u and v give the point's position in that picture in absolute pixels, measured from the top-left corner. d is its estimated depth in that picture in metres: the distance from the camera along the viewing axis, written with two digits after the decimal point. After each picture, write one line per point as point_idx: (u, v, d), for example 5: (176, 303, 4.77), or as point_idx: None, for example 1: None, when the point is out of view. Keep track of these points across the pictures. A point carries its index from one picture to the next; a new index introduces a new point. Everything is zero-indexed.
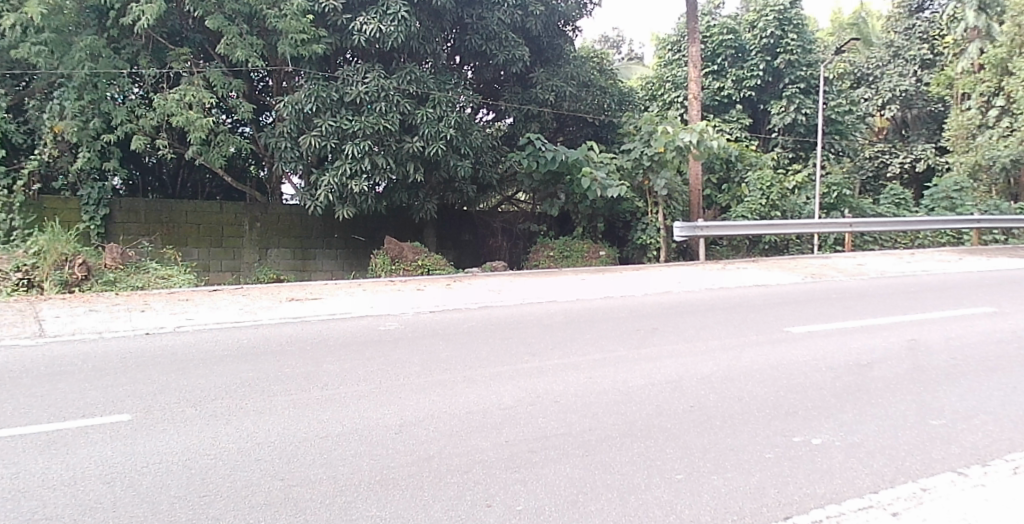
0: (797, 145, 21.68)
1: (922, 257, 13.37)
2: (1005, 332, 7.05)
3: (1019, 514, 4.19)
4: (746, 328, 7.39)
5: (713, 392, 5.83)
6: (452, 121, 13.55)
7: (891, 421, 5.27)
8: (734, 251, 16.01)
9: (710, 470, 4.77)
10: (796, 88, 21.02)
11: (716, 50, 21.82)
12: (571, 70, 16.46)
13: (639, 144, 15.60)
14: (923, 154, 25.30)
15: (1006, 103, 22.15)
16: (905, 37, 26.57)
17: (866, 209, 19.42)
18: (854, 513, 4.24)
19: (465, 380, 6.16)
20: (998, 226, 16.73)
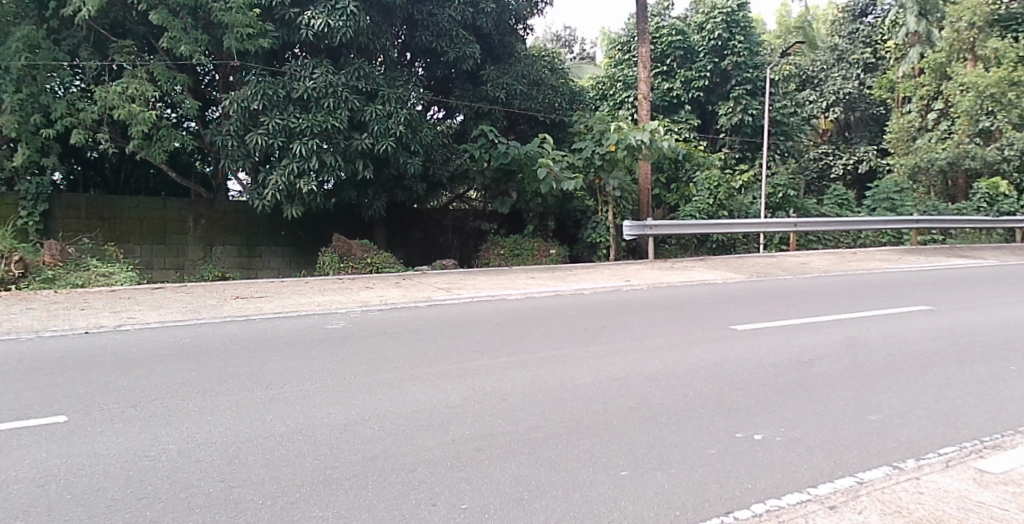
0: (745, 145, 22.11)
1: (861, 256, 13.66)
2: (938, 330, 7.24)
3: (951, 504, 4.29)
4: (687, 326, 7.45)
5: (659, 389, 5.86)
6: (401, 117, 13.61)
7: (831, 416, 5.36)
8: (683, 250, 16.23)
9: (654, 467, 4.79)
10: (742, 89, 21.39)
11: (665, 51, 22.15)
12: (522, 68, 16.42)
13: (591, 143, 15.65)
14: (865, 155, 26.21)
15: (945, 106, 23.02)
16: (848, 41, 27.11)
17: (811, 209, 19.80)
18: (794, 506, 4.30)
19: (411, 379, 6.09)
20: (936, 225, 17.19)
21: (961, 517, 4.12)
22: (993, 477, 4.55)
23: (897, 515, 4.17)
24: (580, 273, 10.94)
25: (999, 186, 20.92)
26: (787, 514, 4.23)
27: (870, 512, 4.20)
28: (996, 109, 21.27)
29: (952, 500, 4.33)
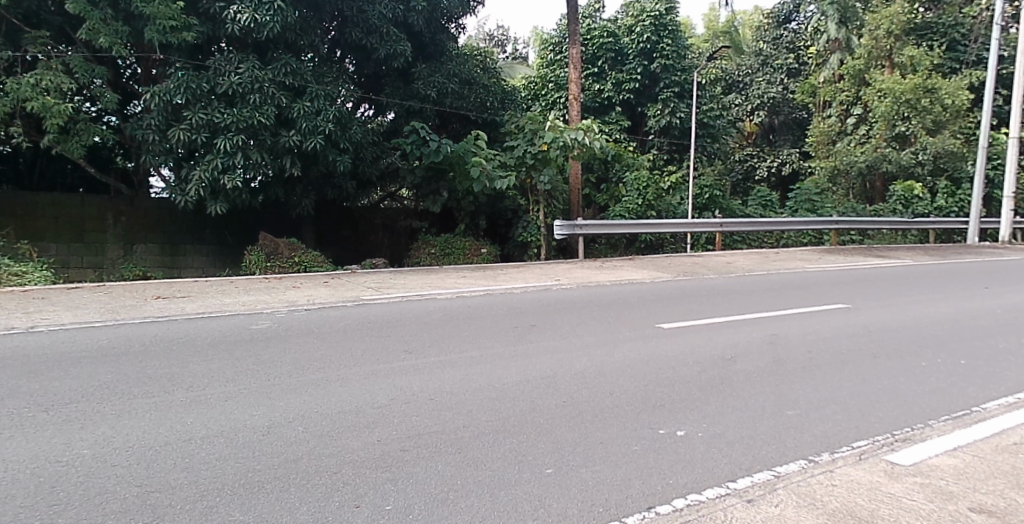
0: (673, 147, 22.67)
1: (783, 256, 14.01)
2: (851, 326, 7.49)
3: (863, 494, 4.42)
4: (612, 325, 7.53)
5: (585, 386, 5.90)
6: (331, 115, 13.41)
7: (751, 411, 5.47)
8: (612, 249, 16.54)
9: (578, 464, 4.81)
10: (670, 92, 21.81)
11: (596, 53, 22.48)
12: (453, 67, 16.58)
13: (523, 142, 15.74)
14: (788, 158, 26.50)
15: (863, 112, 24.03)
16: (772, 46, 28.16)
17: (737, 210, 20.19)
18: (712, 499, 4.38)
19: (339, 379, 6.00)
20: (855, 226, 17.70)
21: (872, 507, 4.25)
22: (903, 469, 4.72)
23: (812, 507, 4.27)
24: (510, 272, 10.97)
25: (914, 189, 21.72)
26: (706, 508, 4.29)
27: (785, 505, 4.29)
28: (912, 114, 22.40)
29: (865, 490, 4.47)
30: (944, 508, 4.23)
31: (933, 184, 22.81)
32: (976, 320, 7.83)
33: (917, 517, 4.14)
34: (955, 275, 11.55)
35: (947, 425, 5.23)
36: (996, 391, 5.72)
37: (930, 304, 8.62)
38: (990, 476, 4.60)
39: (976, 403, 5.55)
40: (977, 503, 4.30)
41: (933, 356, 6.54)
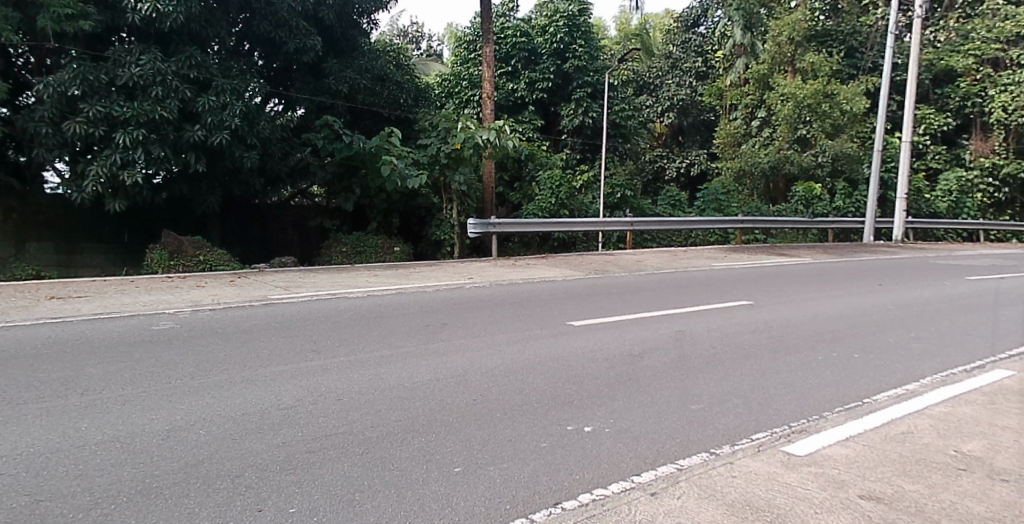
0: (585, 146, 23.20)
1: (690, 254, 14.41)
2: (747, 321, 7.76)
3: (759, 484, 4.56)
4: (518, 322, 7.59)
5: (495, 384, 5.90)
6: (237, 110, 13.21)
7: (657, 406, 5.58)
8: (525, 247, 16.94)
9: (487, 462, 4.81)
10: (583, 92, 22.21)
11: (509, 52, 22.48)
12: (365, 62, 16.56)
13: (436, 140, 15.70)
14: (697, 159, 27.57)
15: (767, 116, 24.95)
16: (682, 50, 28.92)
17: (647, 209, 20.63)
18: (616, 493, 4.45)
19: (243, 381, 5.85)
20: (758, 225, 18.33)
21: (768, 497, 4.38)
22: (799, 459, 4.89)
23: (712, 498, 4.37)
24: (423, 270, 10.92)
25: (814, 190, 22.61)
26: (611, 502, 4.34)
27: (687, 497, 4.38)
28: (813, 118, 23.08)
29: (762, 480, 4.60)
30: (836, 496, 4.40)
31: (831, 184, 23.88)
32: (867, 315, 8.23)
33: (810, 505, 4.30)
34: (845, 271, 12.14)
35: (841, 416, 5.45)
36: (885, 383, 6.01)
37: (826, 300, 9.01)
38: (878, 464, 4.81)
39: (868, 395, 5.81)
40: (867, 490, 4.48)
41: (829, 350, 6.83)
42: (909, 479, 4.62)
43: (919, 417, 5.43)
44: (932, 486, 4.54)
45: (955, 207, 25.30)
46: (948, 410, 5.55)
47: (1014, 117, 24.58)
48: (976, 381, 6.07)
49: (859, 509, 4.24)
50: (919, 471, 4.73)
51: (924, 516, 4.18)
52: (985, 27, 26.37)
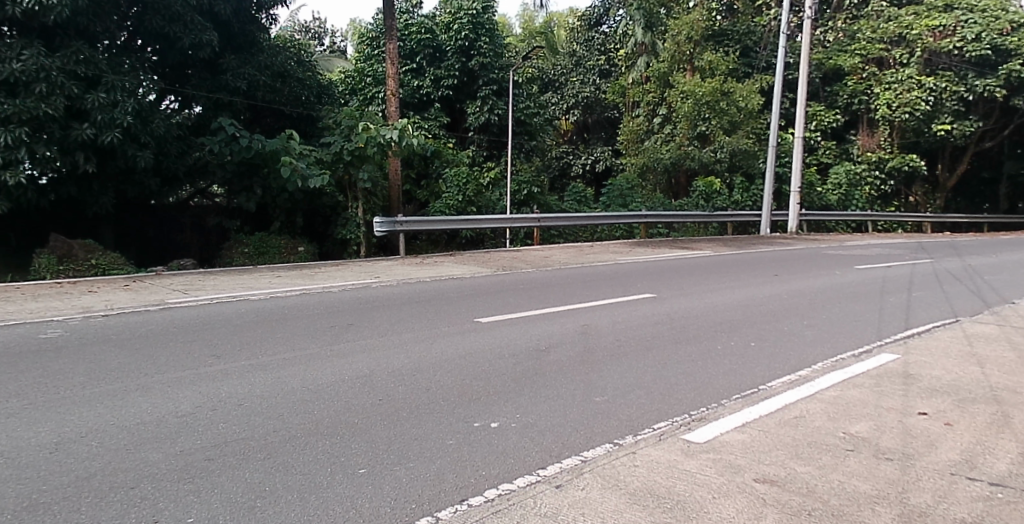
0: (491, 144, 23.58)
1: (596, 249, 14.70)
2: (646, 314, 7.97)
3: (658, 472, 4.66)
4: (423, 319, 7.61)
5: (401, 383, 5.88)
6: (129, 107, 12.82)
7: (562, 400, 5.67)
8: (434, 245, 16.76)
9: (393, 462, 4.77)
10: (488, 90, 22.62)
11: (414, 48, 22.38)
12: (266, 58, 16.66)
13: (340, 138, 15.97)
14: (602, 155, 27.96)
15: (667, 112, 24.95)
16: (586, 48, 29.70)
17: (554, 205, 20.91)
18: (520, 487, 4.48)
19: (138, 389, 5.65)
20: (660, 219, 18.90)
21: (669, 484, 4.49)
22: (698, 446, 5.03)
23: (615, 488, 4.45)
24: (330, 270, 10.77)
25: (714, 185, 23.06)
26: (517, 496, 4.37)
27: (591, 487, 4.45)
28: (711, 115, 23.73)
29: (662, 468, 4.71)
30: (733, 480, 4.54)
31: (730, 179, 24.65)
32: (764, 305, 8.59)
33: (708, 490, 4.42)
34: (739, 263, 12.63)
35: (738, 403, 5.64)
36: (780, 370, 6.26)
37: (725, 291, 9.34)
38: (773, 448, 5.00)
39: (764, 381, 6.04)
40: (762, 473, 4.65)
41: (728, 339, 7.10)
42: (801, 462, 4.81)
43: (811, 401, 5.68)
44: (822, 467, 4.74)
45: (844, 199, 26.34)
46: (837, 394, 5.83)
47: (897, 114, 25.84)
48: (863, 365, 6.40)
49: (754, 492, 4.39)
50: (810, 454, 4.93)
51: (814, 496, 4.36)
52: (870, 28, 27.97)
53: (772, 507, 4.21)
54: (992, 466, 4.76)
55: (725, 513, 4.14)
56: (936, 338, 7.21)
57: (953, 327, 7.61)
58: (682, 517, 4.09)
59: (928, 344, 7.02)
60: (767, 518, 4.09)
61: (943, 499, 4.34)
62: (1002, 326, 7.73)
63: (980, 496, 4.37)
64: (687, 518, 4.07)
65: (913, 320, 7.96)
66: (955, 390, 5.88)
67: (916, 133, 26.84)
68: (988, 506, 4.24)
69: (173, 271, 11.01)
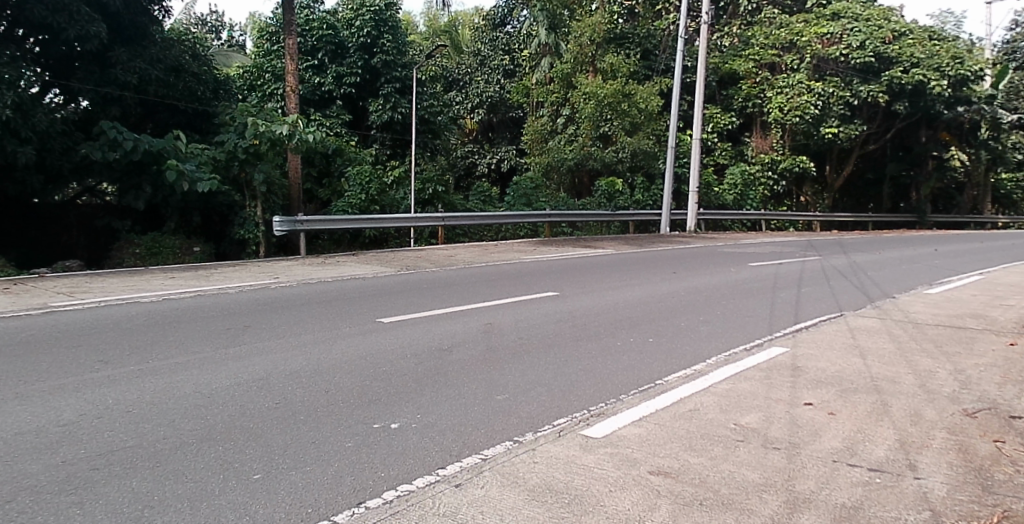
0: (394, 143, 23.52)
1: (500, 248, 14.82)
2: (547, 312, 8.11)
3: (557, 468, 4.71)
4: (323, 320, 7.55)
5: (299, 385, 5.82)
6: (8, 100, 12.55)
7: (463, 399, 5.70)
8: (336, 245, 17.12)
9: (288, 467, 4.66)
10: (391, 87, 22.75)
11: (315, 45, 22.41)
12: (157, 52, 16.33)
13: (233, 135, 15.47)
14: (506, 155, 28.78)
15: (570, 113, 25.34)
16: (490, 47, 29.58)
17: (459, 204, 20.93)
18: (418, 487, 4.45)
19: (17, 397, 5.38)
20: (562, 218, 19.15)
21: (567, 480, 4.54)
22: (596, 441, 5.12)
23: (514, 485, 4.47)
24: (227, 272, 10.47)
25: (616, 185, 23.51)
26: (416, 497, 4.32)
27: (490, 485, 4.46)
28: (613, 117, 24.27)
29: (560, 464, 4.77)
30: (629, 474, 4.64)
31: (631, 179, 25.19)
32: (662, 302, 8.85)
33: (605, 484, 4.49)
34: (640, 261, 12.91)
35: (635, 398, 5.79)
36: (675, 365, 6.48)
37: (624, 289, 9.59)
38: (668, 440, 5.13)
39: (660, 377, 6.22)
40: (657, 466, 4.76)
41: (627, 335, 7.30)
42: (694, 454, 4.95)
43: (704, 394, 5.87)
44: (713, 458, 4.89)
45: (739, 199, 27.29)
46: (729, 387, 6.05)
47: (788, 116, 26.89)
48: (754, 359, 6.68)
49: (648, 484, 4.49)
50: (703, 445, 5.08)
51: (705, 487, 4.49)
52: (762, 35, 29.02)
53: (665, 498, 4.31)
54: (870, 452, 5.02)
55: (622, 505, 4.21)
56: (822, 332, 7.58)
57: (839, 321, 8.02)
58: (578, 511, 4.12)
59: (816, 337, 7.38)
60: (661, 508, 4.18)
61: (826, 485, 4.54)
62: (883, 319, 8.19)
63: (860, 481, 4.60)
64: (583, 512, 4.11)
65: (803, 315, 8.35)
66: (838, 381, 6.19)
67: (806, 134, 27.66)
68: (867, 490, 4.46)
69: (61, 273, 10.49)
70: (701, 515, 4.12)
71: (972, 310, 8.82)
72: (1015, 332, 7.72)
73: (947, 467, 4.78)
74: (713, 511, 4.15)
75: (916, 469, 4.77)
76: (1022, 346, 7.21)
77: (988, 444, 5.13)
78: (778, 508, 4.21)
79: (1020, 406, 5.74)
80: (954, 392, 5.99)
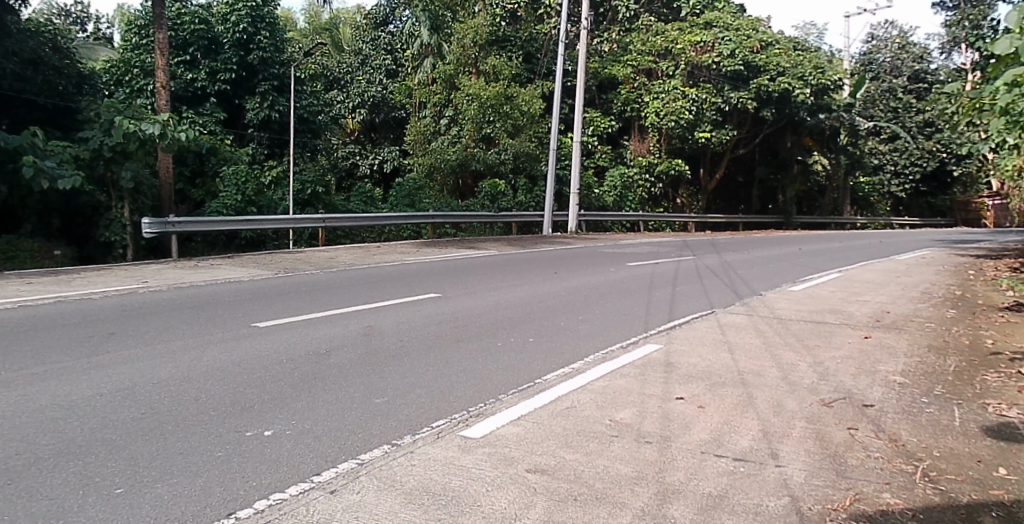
0: (271, 142, 23.05)
1: (381, 249, 14.74)
2: (427, 313, 8.23)
3: (435, 469, 4.70)
4: (195, 325, 7.37)
5: (168, 396, 5.66)
6: None
7: (341, 403, 5.69)
8: (210, 247, 16.43)
9: (153, 479, 4.42)
10: (269, 85, 22.41)
11: (187, 39, 21.63)
12: (13, 44, 15.68)
13: (98, 133, 14.88)
14: (389, 156, 28.09)
15: (453, 114, 25.48)
16: (371, 47, 29.99)
17: (341, 206, 20.75)
18: (293, 493, 4.33)
19: None
20: (446, 219, 19.40)
21: (444, 481, 4.52)
22: (475, 441, 5.16)
23: (390, 488, 4.41)
24: (92, 277, 9.95)
25: (499, 186, 23.94)
26: (289, 505, 4.18)
27: (366, 490, 4.38)
28: (496, 118, 24.48)
29: (439, 465, 4.77)
30: (506, 472, 4.67)
31: (514, 180, 25.36)
32: (543, 302, 9.11)
33: (482, 484, 4.50)
34: (523, 261, 13.16)
35: (513, 398, 5.90)
36: (553, 365, 6.67)
37: (506, 289, 9.82)
38: (545, 438, 5.22)
39: (538, 376, 6.38)
40: (534, 464, 4.81)
41: (507, 336, 7.49)
42: (570, 450, 5.05)
43: (581, 392, 6.05)
44: (588, 454, 5.00)
45: (619, 200, 27.88)
46: (605, 383, 6.26)
47: (665, 121, 27.53)
48: (630, 356, 6.95)
49: (525, 482, 4.53)
50: (579, 442, 5.19)
51: (581, 482, 4.57)
52: (639, 41, 29.89)
53: (541, 495, 4.36)
54: (736, 443, 5.26)
55: (497, 504, 4.22)
56: (694, 328, 7.93)
57: (710, 318, 8.41)
58: (454, 511, 4.10)
59: (688, 334, 7.71)
60: (537, 505, 4.22)
61: (694, 476, 4.72)
62: (750, 315, 8.64)
63: (726, 471, 4.80)
64: (459, 512, 4.09)
65: (677, 312, 8.74)
66: (708, 375, 6.50)
67: (680, 139, 28.80)
68: (732, 479, 4.67)
69: None
70: (575, 510, 4.18)
71: (832, 305, 9.45)
72: (868, 326, 8.33)
73: (806, 455, 5.07)
74: (588, 506, 4.23)
75: (778, 457, 5.03)
76: (873, 338, 7.79)
77: (843, 431, 5.48)
78: (648, 499, 4.33)
79: (872, 395, 6.18)
80: (814, 383, 6.39)
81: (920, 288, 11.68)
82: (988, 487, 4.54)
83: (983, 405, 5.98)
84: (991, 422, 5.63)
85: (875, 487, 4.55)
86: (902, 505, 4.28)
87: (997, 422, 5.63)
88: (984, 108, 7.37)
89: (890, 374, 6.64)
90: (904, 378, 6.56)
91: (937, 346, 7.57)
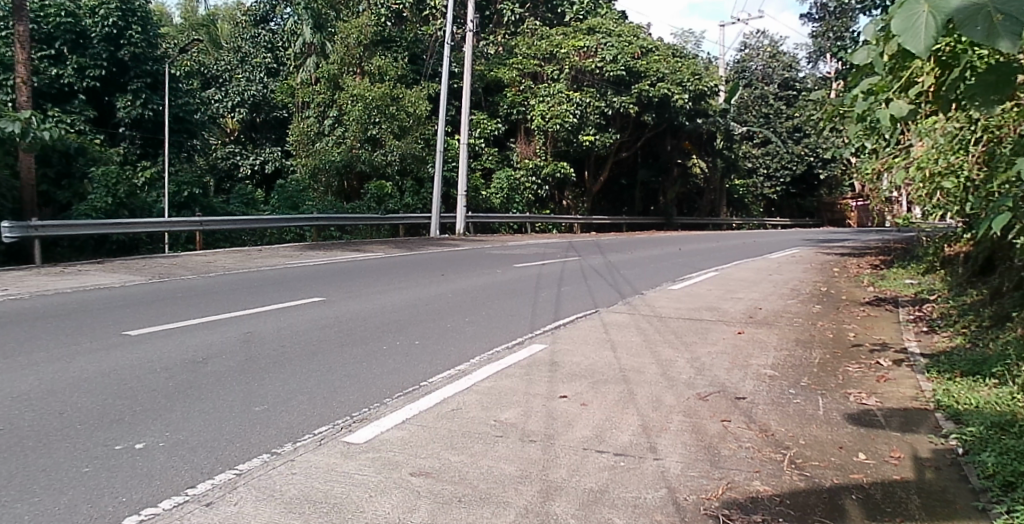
0: (145, 143, 22.05)
1: (263, 253, 14.35)
2: (308, 318, 8.10)
3: (317, 477, 4.60)
4: (60, 334, 6.99)
5: (29, 410, 5.33)
6: None
7: (218, 413, 5.53)
8: (78, 251, 15.45)
9: (12, 499, 4.13)
10: (141, 83, 21.43)
11: (51, 33, 20.25)
12: None
13: None
14: (270, 156, 27.54)
15: (338, 114, 24.85)
16: (251, 45, 29.38)
17: (219, 208, 20.78)
18: (168, 507, 4.13)
19: None
20: (332, 223, 19.01)
21: (326, 488, 4.44)
22: (359, 446, 5.12)
23: (269, 499, 4.28)
24: None
25: (385, 188, 24.21)
26: (161, 520, 3.97)
27: (243, 501, 4.22)
28: (382, 120, 24.27)
29: (322, 472, 4.68)
30: (391, 477, 4.63)
31: (400, 183, 25.46)
32: (431, 304, 9.14)
33: (365, 490, 4.44)
34: (412, 263, 13.13)
35: (398, 402, 5.90)
36: (438, 367, 6.71)
37: (394, 292, 9.79)
38: (430, 441, 5.22)
39: (423, 379, 6.42)
40: (418, 467, 4.80)
41: (392, 339, 7.48)
42: (454, 452, 5.07)
43: (466, 394, 6.12)
44: (473, 455, 5.03)
45: (507, 203, 28.28)
46: (491, 384, 6.35)
47: (550, 124, 28.03)
48: (515, 356, 7.09)
49: (409, 486, 4.50)
50: (463, 443, 5.23)
51: (465, 484, 4.59)
52: (525, 45, 30.16)
53: (425, 499, 4.34)
54: (617, 438, 5.42)
55: (381, 509, 4.17)
56: (578, 327, 8.15)
57: (593, 317, 8.65)
58: (337, 518, 4.03)
59: (573, 333, 7.92)
60: (420, 508, 4.20)
61: (577, 472, 4.83)
62: (632, 313, 8.94)
63: (607, 465, 4.95)
64: (340, 519, 4.01)
65: (563, 312, 8.97)
66: (591, 374, 6.70)
67: (566, 142, 29.36)
68: (613, 474, 4.82)
69: None
70: (460, 511, 4.19)
71: (712, 302, 9.91)
72: (741, 321, 8.79)
73: (683, 447, 5.29)
74: (472, 506, 4.25)
75: (656, 450, 5.23)
76: (746, 333, 8.23)
77: (717, 423, 5.75)
78: (532, 498, 4.40)
79: (745, 387, 6.52)
80: (691, 379, 6.67)
81: (794, 284, 12.44)
82: (849, 472, 4.86)
83: (845, 394, 6.42)
84: (852, 410, 6.05)
85: (746, 475, 4.80)
86: (770, 492, 4.53)
87: (857, 410, 6.05)
88: (842, 116, 7.83)
89: (761, 368, 7.02)
90: (773, 371, 6.96)
91: (805, 339, 8.07)
